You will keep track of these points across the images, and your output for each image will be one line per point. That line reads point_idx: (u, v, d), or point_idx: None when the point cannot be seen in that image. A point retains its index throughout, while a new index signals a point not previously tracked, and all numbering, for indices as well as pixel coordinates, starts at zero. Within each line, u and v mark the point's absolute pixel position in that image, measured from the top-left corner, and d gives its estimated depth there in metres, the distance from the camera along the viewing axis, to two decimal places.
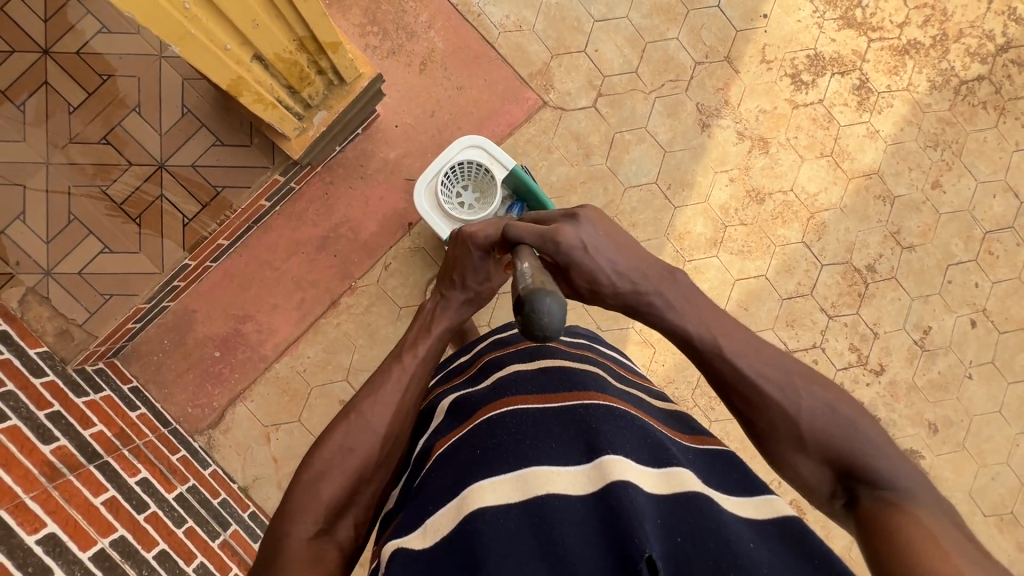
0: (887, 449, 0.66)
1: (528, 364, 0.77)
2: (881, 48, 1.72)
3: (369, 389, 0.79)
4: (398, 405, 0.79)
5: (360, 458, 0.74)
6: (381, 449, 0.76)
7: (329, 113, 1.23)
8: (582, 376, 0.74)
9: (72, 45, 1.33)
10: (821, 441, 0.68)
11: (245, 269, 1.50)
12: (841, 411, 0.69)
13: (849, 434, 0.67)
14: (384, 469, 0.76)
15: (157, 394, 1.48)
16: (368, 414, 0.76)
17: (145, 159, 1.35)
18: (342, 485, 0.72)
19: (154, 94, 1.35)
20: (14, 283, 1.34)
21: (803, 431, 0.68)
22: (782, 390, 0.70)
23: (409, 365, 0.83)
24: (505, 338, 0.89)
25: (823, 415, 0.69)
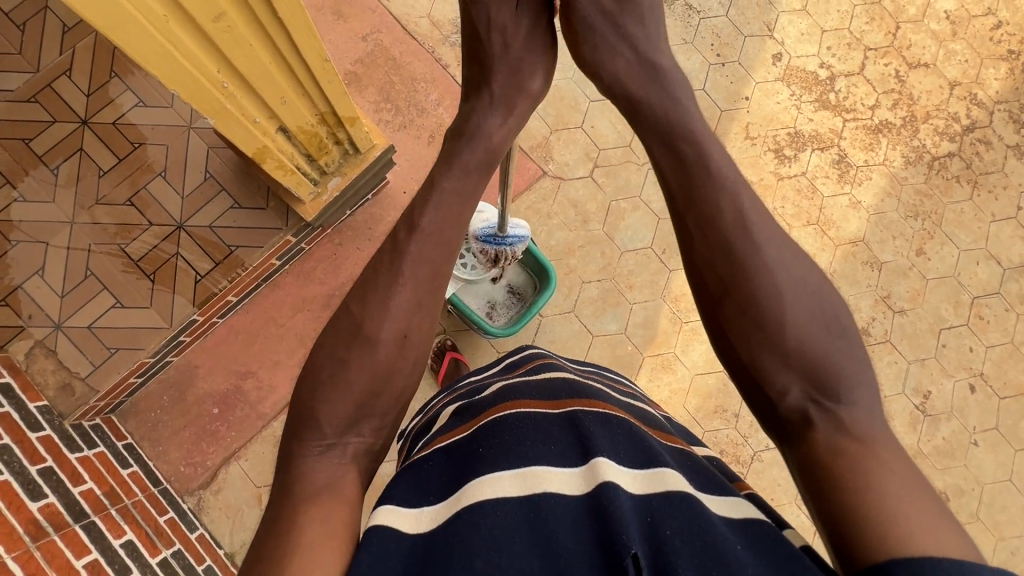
0: (836, 346, 0.69)
1: (532, 377, 0.79)
2: (856, 127, 1.86)
3: (366, 294, 0.76)
4: (405, 302, 0.76)
5: (365, 365, 0.73)
6: (389, 350, 0.74)
7: (343, 178, 1.31)
8: (583, 386, 0.76)
9: (110, 117, 1.45)
10: (801, 328, 0.70)
11: (250, 325, 1.53)
12: (814, 295, 0.71)
13: (826, 330, 0.70)
14: (396, 376, 0.75)
15: (151, 451, 1.46)
16: (367, 319, 0.75)
17: (165, 219, 1.43)
18: (348, 397, 0.72)
19: (180, 160, 1.44)
20: (24, 336, 1.37)
21: (786, 325, 0.70)
22: (774, 250, 0.73)
23: (413, 259, 0.78)
24: (513, 361, 0.91)
25: (802, 300, 0.71)
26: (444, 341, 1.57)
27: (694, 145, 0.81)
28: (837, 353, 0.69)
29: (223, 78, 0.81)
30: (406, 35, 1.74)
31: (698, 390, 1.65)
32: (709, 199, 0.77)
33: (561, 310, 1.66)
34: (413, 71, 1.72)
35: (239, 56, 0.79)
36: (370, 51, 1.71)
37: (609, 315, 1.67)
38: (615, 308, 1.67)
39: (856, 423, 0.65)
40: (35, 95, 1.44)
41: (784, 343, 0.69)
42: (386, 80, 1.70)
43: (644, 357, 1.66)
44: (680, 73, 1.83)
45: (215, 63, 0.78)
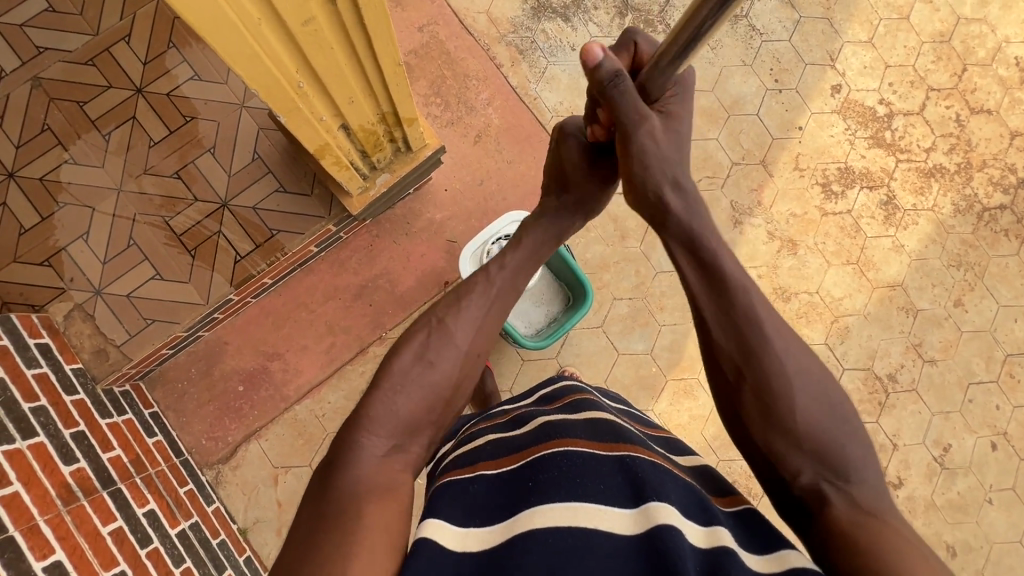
0: (847, 429, 0.69)
1: (576, 413, 0.77)
2: (908, 169, 1.82)
3: (455, 305, 0.84)
4: (485, 323, 0.85)
5: (444, 371, 0.79)
6: (462, 363, 0.80)
7: (392, 176, 1.31)
8: (627, 430, 0.75)
9: (164, 88, 1.45)
10: (810, 412, 0.69)
11: (282, 308, 1.54)
12: (820, 377, 0.71)
13: (834, 410, 0.70)
14: (460, 392, 0.81)
15: (175, 422, 1.48)
16: (454, 330, 0.82)
17: (211, 196, 1.43)
18: (421, 398, 0.76)
19: (230, 139, 1.44)
20: (63, 298, 1.39)
21: (797, 410, 0.69)
22: (785, 346, 0.72)
23: (503, 282, 0.89)
24: (551, 393, 0.89)
25: (811, 384, 0.70)
26: None
27: (709, 249, 0.79)
28: (844, 434, 0.69)
29: (301, 79, 0.80)
30: (462, 30, 1.71)
31: (717, 418, 1.64)
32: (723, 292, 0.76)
33: (589, 325, 1.65)
34: (466, 68, 1.70)
35: (319, 57, 0.78)
36: (425, 43, 1.69)
37: (637, 334, 1.66)
38: (644, 328, 1.66)
39: (867, 499, 0.65)
40: (93, 59, 1.44)
41: (786, 437, 0.69)
42: (438, 74, 1.68)
43: (668, 381, 1.65)
44: (735, 95, 1.79)
45: (295, 65, 0.77)
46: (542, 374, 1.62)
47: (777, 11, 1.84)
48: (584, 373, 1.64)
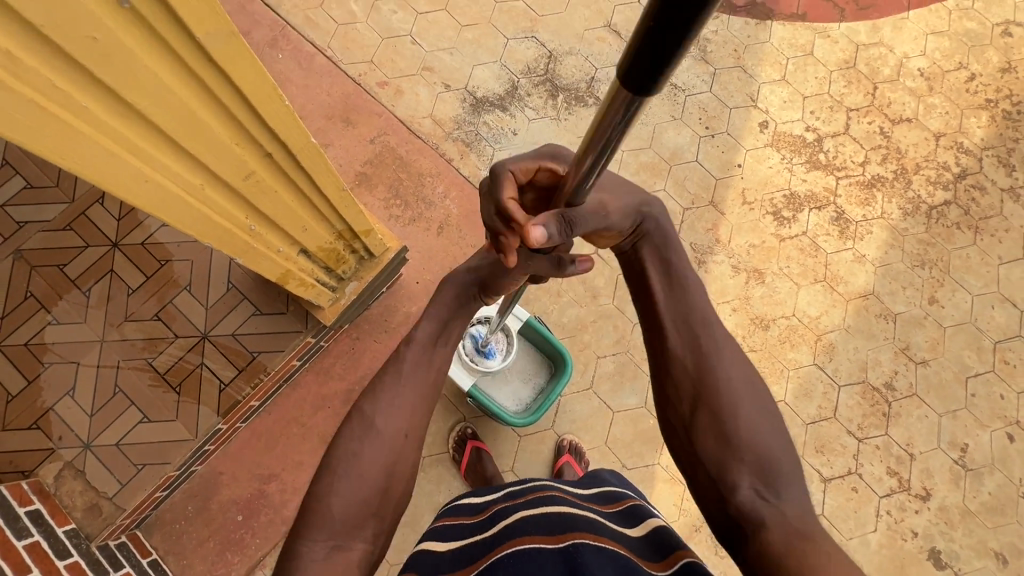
0: (780, 465, 0.70)
1: (531, 509, 0.78)
2: (849, 184, 1.92)
3: (374, 394, 0.83)
4: (405, 402, 0.82)
5: (373, 460, 0.77)
6: (396, 444, 0.79)
7: (360, 282, 1.37)
8: (580, 518, 0.75)
9: (138, 238, 1.54)
10: (750, 426, 0.72)
11: (273, 427, 1.54)
12: (755, 385, 0.76)
13: (772, 425, 0.73)
14: (402, 468, 0.78)
15: (175, 566, 1.43)
16: (374, 415, 0.80)
17: (190, 331, 1.48)
18: (356, 493, 0.74)
19: (204, 274, 1.52)
20: (54, 458, 1.39)
21: (741, 429, 0.71)
22: (739, 379, 0.75)
23: (410, 357, 0.87)
24: (515, 489, 0.89)
25: (754, 415, 0.73)
26: (464, 429, 1.57)
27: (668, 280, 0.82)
28: (785, 469, 0.70)
29: (251, 222, 0.87)
30: (411, 136, 1.85)
31: None
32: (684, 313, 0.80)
33: (578, 388, 1.66)
34: (419, 167, 1.82)
35: (265, 203, 0.85)
36: (378, 152, 1.82)
37: (627, 389, 1.66)
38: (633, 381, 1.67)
39: (797, 516, 0.66)
40: (71, 223, 1.54)
41: (731, 469, 0.70)
42: (394, 178, 1.80)
43: None
44: (672, 147, 1.92)
45: (243, 212, 0.84)
46: (542, 447, 1.61)
47: (693, 68, 2.01)
48: (584, 439, 1.62)
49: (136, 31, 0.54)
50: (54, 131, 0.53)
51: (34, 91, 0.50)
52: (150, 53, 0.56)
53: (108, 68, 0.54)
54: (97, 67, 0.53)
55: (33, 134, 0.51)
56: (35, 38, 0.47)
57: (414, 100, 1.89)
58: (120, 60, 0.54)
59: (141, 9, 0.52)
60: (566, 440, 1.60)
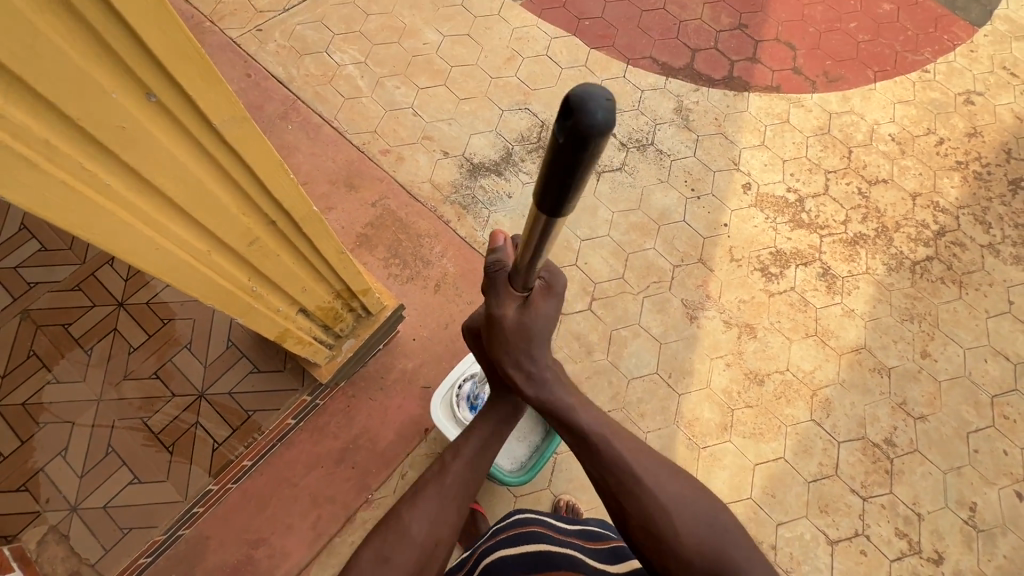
0: (734, 555, 0.76)
1: (514, 549, 0.83)
2: (833, 241, 1.99)
3: (413, 502, 0.87)
4: (442, 510, 0.87)
5: (403, 567, 0.80)
6: (426, 551, 0.83)
7: (357, 339, 1.40)
8: (560, 558, 0.81)
9: (144, 297, 1.59)
10: (691, 531, 0.76)
11: (264, 488, 1.52)
12: (684, 497, 0.78)
13: (711, 530, 0.77)
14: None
15: None
16: (410, 521, 0.84)
17: (187, 389, 1.49)
18: None
19: (205, 332, 1.55)
20: (39, 521, 1.36)
21: (682, 535, 0.75)
22: (667, 494, 0.78)
23: (456, 469, 0.91)
24: (501, 526, 0.94)
25: (691, 517, 0.77)
26: None
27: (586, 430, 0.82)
28: (732, 545, 0.77)
29: (254, 284, 0.92)
30: (411, 199, 1.95)
31: None
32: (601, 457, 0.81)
33: None
34: (418, 228, 1.90)
35: (267, 266, 0.91)
36: (379, 215, 1.91)
37: None
38: None
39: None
40: (80, 283, 1.59)
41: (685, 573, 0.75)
42: (394, 239, 1.87)
43: None
44: (660, 208, 2.00)
45: (247, 275, 0.89)
46: (538, 508, 1.57)
47: (677, 135, 2.14)
48: (581, 499, 1.59)
49: (159, 119, 0.61)
50: (77, 206, 0.58)
51: (65, 172, 0.55)
52: (171, 137, 0.63)
53: (134, 153, 0.60)
54: (122, 150, 0.59)
55: (58, 210, 0.56)
56: (71, 127, 0.54)
57: (414, 166, 2.01)
58: (143, 144, 0.60)
59: (163, 100, 0.59)
60: (562, 499, 1.57)
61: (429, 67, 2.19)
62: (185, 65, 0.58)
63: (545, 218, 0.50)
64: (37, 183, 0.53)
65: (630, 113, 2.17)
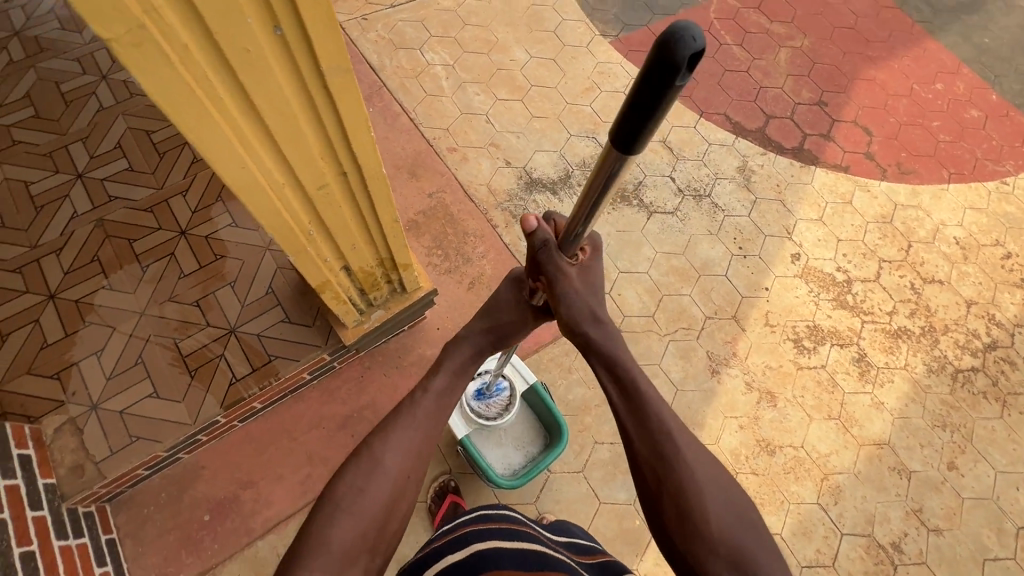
0: (758, 548, 0.72)
1: (508, 541, 0.78)
2: (875, 329, 1.94)
3: (384, 431, 0.83)
4: (414, 445, 0.82)
5: (375, 495, 0.76)
6: (399, 482, 0.78)
7: (386, 312, 1.46)
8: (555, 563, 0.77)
9: (204, 231, 1.70)
10: (720, 512, 0.73)
11: (266, 434, 1.57)
12: (719, 475, 0.76)
13: (738, 515, 0.73)
14: (395, 515, 0.77)
15: (130, 551, 1.42)
16: (384, 451, 0.80)
17: (221, 323, 1.58)
18: (354, 524, 0.73)
19: (250, 275, 1.64)
20: (61, 411, 1.45)
21: (710, 515, 0.72)
22: (703, 466, 0.76)
23: (426, 407, 0.87)
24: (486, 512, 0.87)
25: (719, 496, 0.74)
26: (446, 481, 1.55)
27: (635, 384, 0.82)
28: (755, 540, 0.72)
29: (311, 228, 0.98)
30: (466, 198, 2.02)
31: None
32: (642, 415, 0.79)
33: (569, 469, 1.62)
34: (466, 226, 1.96)
35: (328, 213, 0.97)
36: (433, 206, 1.99)
37: (619, 482, 1.62)
38: (626, 475, 1.63)
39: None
40: (153, 206, 1.72)
41: (706, 554, 0.71)
42: (441, 231, 1.94)
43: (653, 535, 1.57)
44: (704, 258, 2.01)
45: (308, 217, 0.96)
46: None
47: (735, 192, 2.15)
48: None
49: (278, 52, 0.68)
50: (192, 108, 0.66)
51: (189, 75, 0.63)
52: (284, 70, 0.71)
53: (249, 74, 0.67)
54: (241, 69, 0.66)
55: (175, 104, 0.64)
56: (205, 36, 0.61)
57: (476, 168, 2.09)
58: (259, 69, 0.68)
59: (286, 35, 0.67)
60: (546, 519, 1.54)
61: (511, 82, 2.30)
62: (313, 9, 0.65)
63: (617, 152, 0.57)
64: (166, 76, 0.61)
65: (693, 162, 2.20)
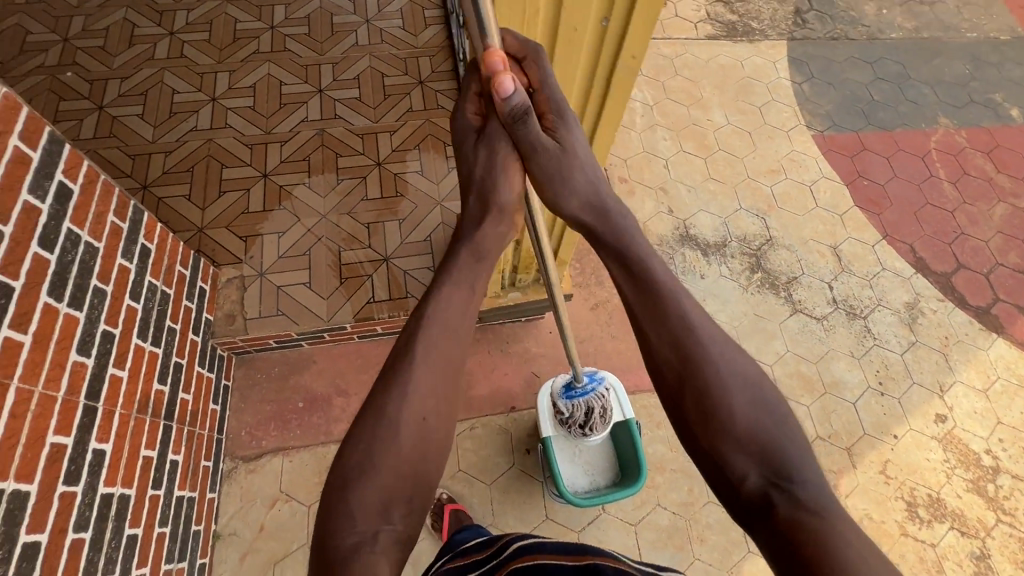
0: (785, 444, 0.60)
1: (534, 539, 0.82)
2: (1009, 533, 1.68)
3: (389, 371, 0.64)
4: (427, 383, 0.64)
5: (395, 445, 0.61)
6: (417, 432, 0.62)
7: (522, 296, 1.58)
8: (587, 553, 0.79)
9: (395, 169, 1.90)
10: (741, 403, 0.62)
11: (374, 357, 1.71)
12: (732, 355, 0.65)
13: (764, 406, 0.62)
14: (425, 466, 0.62)
15: (235, 403, 1.61)
16: (391, 401, 0.62)
17: (380, 249, 1.75)
18: (381, 492, 0.59)
19: (417, 219, 1.81)
20: (236, 266, 1.70)
21: (733, 406, 0.62)
22: (720, 346, 0.66)
23: (431, 328, 0.66)
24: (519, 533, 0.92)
25: (744, 386, 0.63)
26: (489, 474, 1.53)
27: (642, 258, 0.71)
28: (786, 434, 0.61)
29: None
30: None
31: None
32: (653, 297, 0.68)
33: (623, 517, 1.59)
34: None
35: None
36: None
37: (667, 554, 1.55)
38: (676, 550, 1.55)
39: (817, 506, 0.55)
40: (364, 134, 1.97)
41: (723, 443, 0.61)
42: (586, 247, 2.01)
43: None
44: (836, 376, 1.88)
45: None
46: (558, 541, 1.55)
47: (894, 326, 1.99)
48: None
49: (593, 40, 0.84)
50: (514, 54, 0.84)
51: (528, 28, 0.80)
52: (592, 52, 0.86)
53: (564, 49, 0.83)
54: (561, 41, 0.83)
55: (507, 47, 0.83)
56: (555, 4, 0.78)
57: (638, 204, 2.15)
58: (573, 47, 0.84)
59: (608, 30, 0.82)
60: None
61: (700, 139, 2.33)
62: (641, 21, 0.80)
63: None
64: (515, 22, 0.80)
65: (858, 279, 2.07)
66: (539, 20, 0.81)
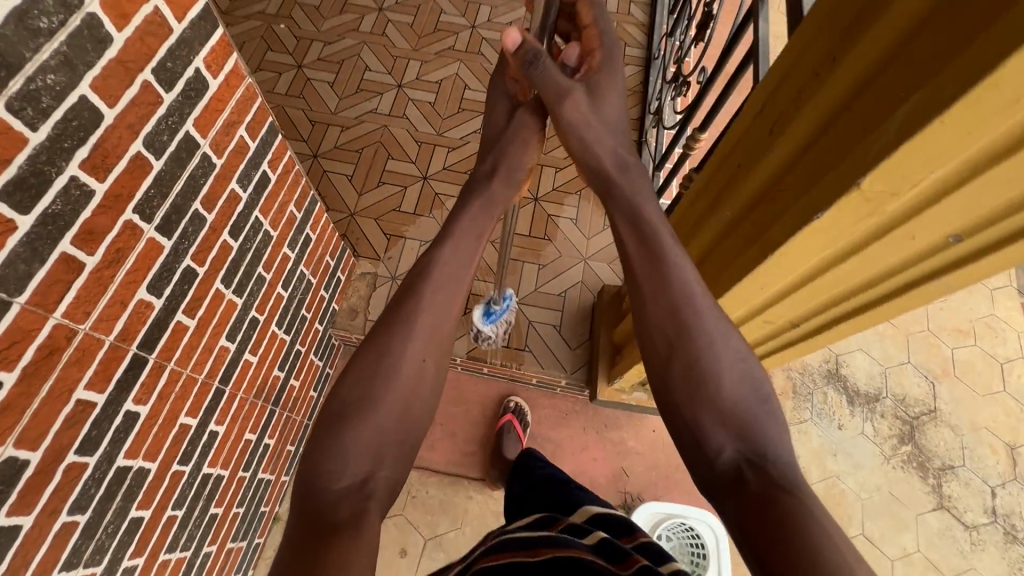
0: (766, 424, 0.60)
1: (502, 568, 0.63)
2: None
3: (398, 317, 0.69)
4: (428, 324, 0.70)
5: (394, 381, 0.66)
6: (416, 374, 0.67)
7: (646, 398, 1.47)
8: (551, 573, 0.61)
9: (549, 209, 1.81)
10: (732, 381, 0.62)
11: (470, 393, 1.67)
12: (728, 334, 0.64)
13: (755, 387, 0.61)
14: (417, 405, 0.67)
15: (329, 392, 1.62)
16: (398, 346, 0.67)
17: (511, 290, 1.68)
18: (376, 429, 0.63)
19: (556, 270, 1.71)
20: (372, 262, 1.69)
21: (722, 381, 0.62)
22: (716, 325, 0.65)
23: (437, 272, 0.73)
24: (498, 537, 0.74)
25: (737, 370, 0.62)
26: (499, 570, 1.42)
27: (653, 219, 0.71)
28: (765, 413, 0.61)
29: None
30: None
31: None
32: (660, 271, 0.68)
33: None
34: None
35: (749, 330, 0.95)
36: None
37: None
38: None
39: (789, 485, 0.54)
40: None
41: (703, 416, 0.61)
42: None
43: None
44: None
45: None
46: None
47: None
48: None
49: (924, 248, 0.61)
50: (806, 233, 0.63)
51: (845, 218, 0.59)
52: (907, 258, 0.64)
53: (881, 246, 0.62)
54: (882, 241, 0.61)
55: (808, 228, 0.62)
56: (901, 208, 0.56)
57: None
58: (896, 247, 0.61)
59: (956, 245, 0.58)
60: None
61: None
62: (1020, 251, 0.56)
63: None
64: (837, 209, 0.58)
65: None
66: (874, 213, 0.57)
